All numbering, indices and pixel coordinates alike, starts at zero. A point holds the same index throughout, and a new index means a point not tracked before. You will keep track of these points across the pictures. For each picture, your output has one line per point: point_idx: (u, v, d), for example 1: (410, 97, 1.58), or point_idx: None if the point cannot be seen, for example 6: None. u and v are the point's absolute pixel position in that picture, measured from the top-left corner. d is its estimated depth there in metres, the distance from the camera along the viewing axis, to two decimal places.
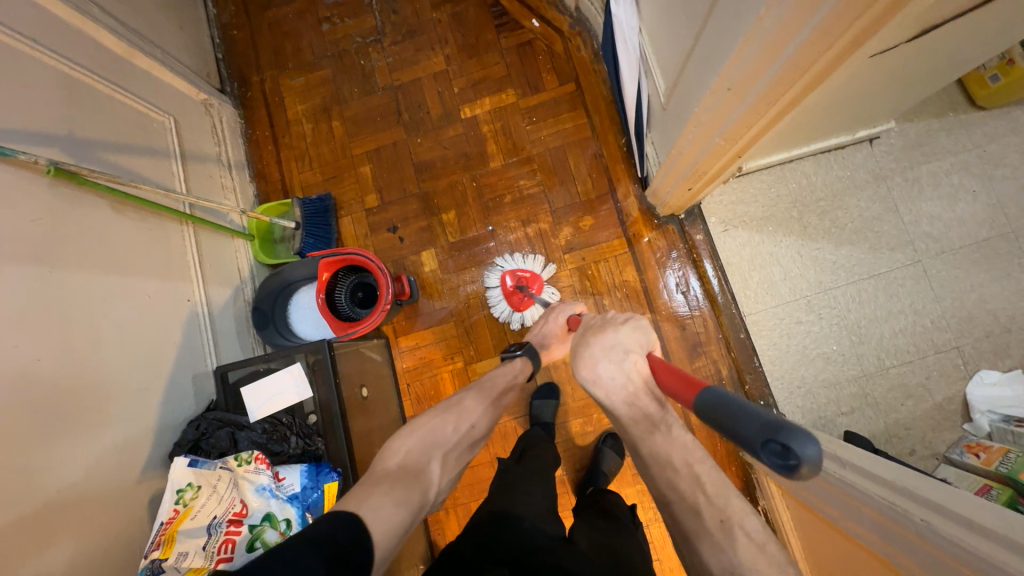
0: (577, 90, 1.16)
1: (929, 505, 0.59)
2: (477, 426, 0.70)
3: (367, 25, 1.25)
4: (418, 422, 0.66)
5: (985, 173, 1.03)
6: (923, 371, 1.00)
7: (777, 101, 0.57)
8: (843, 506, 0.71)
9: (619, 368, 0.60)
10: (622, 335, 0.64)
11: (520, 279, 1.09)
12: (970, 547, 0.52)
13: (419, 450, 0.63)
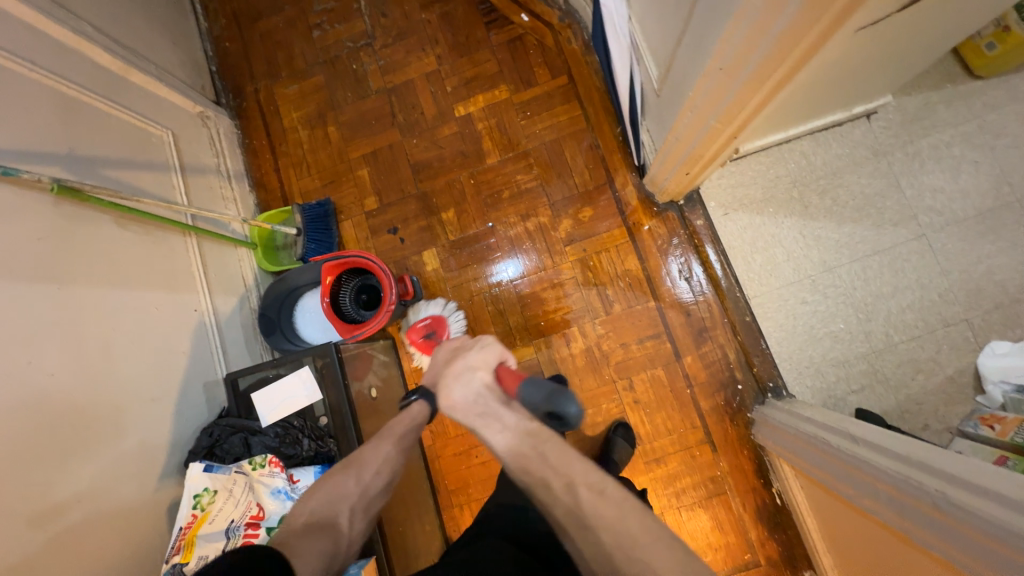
0: (569, 82, 1.16)
1: (943, 477, 0.59)
2: (382, 473, 0.67)
3: (357, 30, 1.26)
4: (315, 486, 0.65)
5: (987, 144, 1.02)
6: (933, 346, 1.00)
7: (769, 80, 0.57)
8: (857, 483, 0.71)
9: (466, 387, 0.62)
10: (471, 354, 0.66)
11: (426, 325, 1.10)
12: (980, 512, 0.52)
13: (324, 507, 0.62)
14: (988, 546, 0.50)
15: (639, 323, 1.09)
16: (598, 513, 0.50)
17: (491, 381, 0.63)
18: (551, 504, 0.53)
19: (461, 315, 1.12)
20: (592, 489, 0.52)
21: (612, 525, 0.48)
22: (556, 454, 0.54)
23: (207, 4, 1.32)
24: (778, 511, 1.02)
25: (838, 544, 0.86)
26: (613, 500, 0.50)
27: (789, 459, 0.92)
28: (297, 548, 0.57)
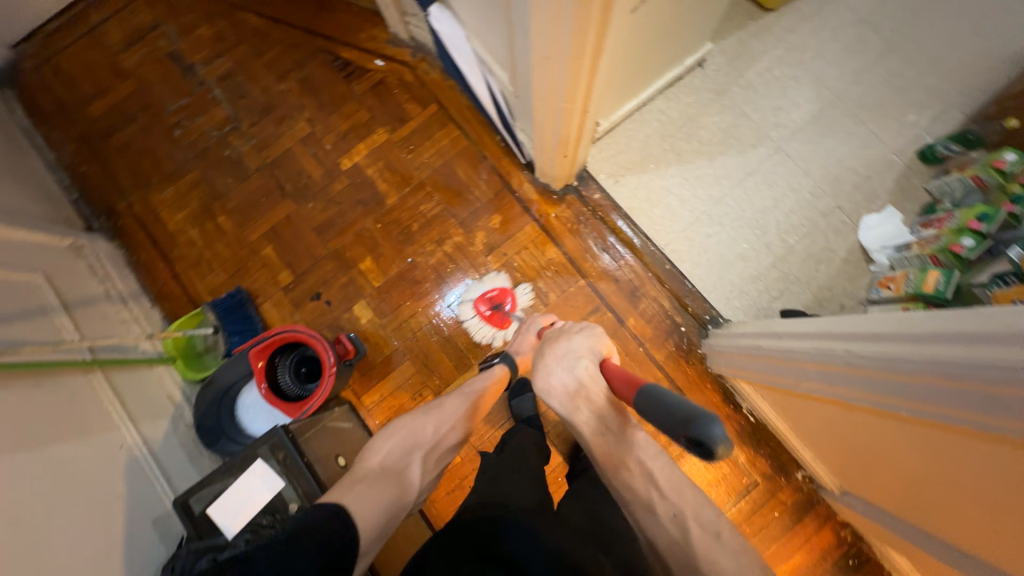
0: (440, 108, 1.22)
1: (845, 338, 0.68)
2: (453, 428, 0.82)
3: (219, 117, 1.25)
4: (394, 427, 0.78)
5: (799, 61, 1.19)
6: (822, 236, 1.12)
7: (585, 55, 0.64)
8: (791, 371, 0.80)
9: (571, 370, 0.75)
10: (578, 345, 0.79)
11: (491, 300, 1.13)
12: (882, 354, 0.60)
13: (398, 450, 0.75)
14: (904, 379, 0.58)
15: (577, 303, 1.13)
16: (710, 557, 0.56)
17: (594, 369, 0.74)
18: (650, 529, 0.62)
19: (527, 288, 1.14)
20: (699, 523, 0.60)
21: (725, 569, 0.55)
22: (663, 471, 0.64)
23: (50, 135, 1.25)
24: (755, 428, 1.09)
25: (811, 433, 0.94)
26: (715, 538, 0.58)
27: (738, 377, 1.01)
28: (372, 484, 0.68)
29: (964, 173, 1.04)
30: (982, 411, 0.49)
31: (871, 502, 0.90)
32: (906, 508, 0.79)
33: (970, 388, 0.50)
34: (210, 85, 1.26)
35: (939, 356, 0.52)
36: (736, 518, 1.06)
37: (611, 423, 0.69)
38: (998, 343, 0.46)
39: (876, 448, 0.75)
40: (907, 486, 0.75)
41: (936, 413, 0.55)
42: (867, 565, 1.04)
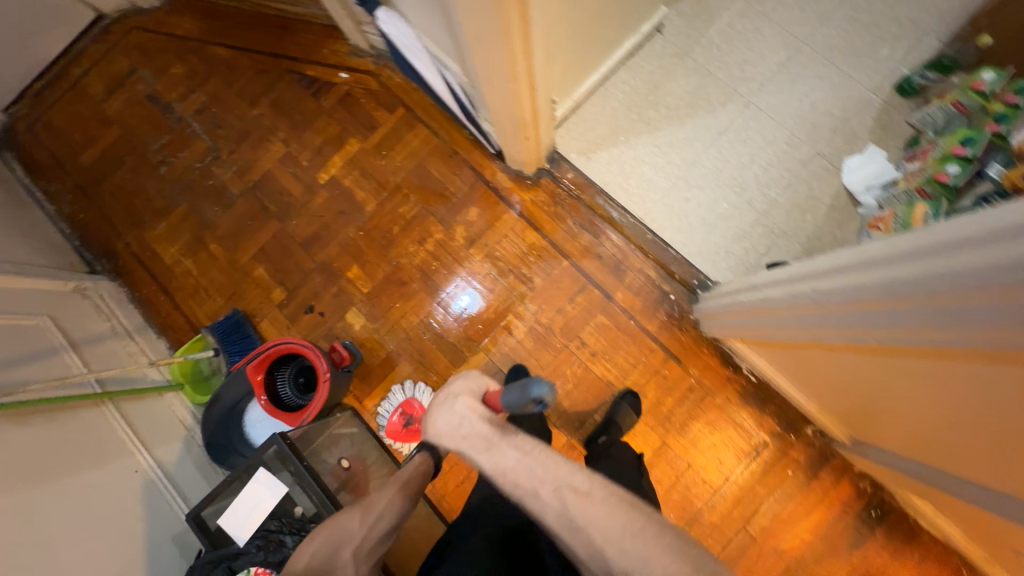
0: (407, 111, 1.24)
1: (813, 276, 0.67)
2: (386, 515, 0.67)
3: (200, 150, 1.29)
4: (317, 529, 0.66)
5: (760, 12, 1.17)
6: (804, 185, 1.10)
7: (515, 32, 0.63)
8: (774, 321, 0.79)
9: (448, 414, 0.61)
10: (451, 386, 0.65)
11: (402, 413, 1.12)
12: (849, 285, 0.60)
13: (323, 553, 0.61)
14: (871, 309, 0.58)
15: (563, 285, 1.14)
16: (584, 512, 0.52)
17: (474, 400, 0.63)
18: (540, 512, 0.54)
19: (427, 389, 1.13)
20: (579, 490, 0.54)
21: (598, 521, 0.52)
22: (540, 463, 0.56)
23: (48, 188, 1.32)
24: (757, 388, 1.07)
25: (818, 387, 0.91)
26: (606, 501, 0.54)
27: (731, 337, 1.00)
28: None
29: (944, 100, 1.01)
30: (958, 326, 0.47)
31: (891, 450, 0.86)
32: (928, 452, 0.75)
33: (940, 303, 0.48)
34: (189, 121, 1.31)
35: (897, 277, 0.52)
36: (747, 479, 1.04)
37: (495, 441, 0.58)
38: (961, 250, 0.44)
39: (879, 389, 0.72)
40: (921, 425, 0.71)
41: (918, 337, 0.53)
42: (892, 514, 1.00)
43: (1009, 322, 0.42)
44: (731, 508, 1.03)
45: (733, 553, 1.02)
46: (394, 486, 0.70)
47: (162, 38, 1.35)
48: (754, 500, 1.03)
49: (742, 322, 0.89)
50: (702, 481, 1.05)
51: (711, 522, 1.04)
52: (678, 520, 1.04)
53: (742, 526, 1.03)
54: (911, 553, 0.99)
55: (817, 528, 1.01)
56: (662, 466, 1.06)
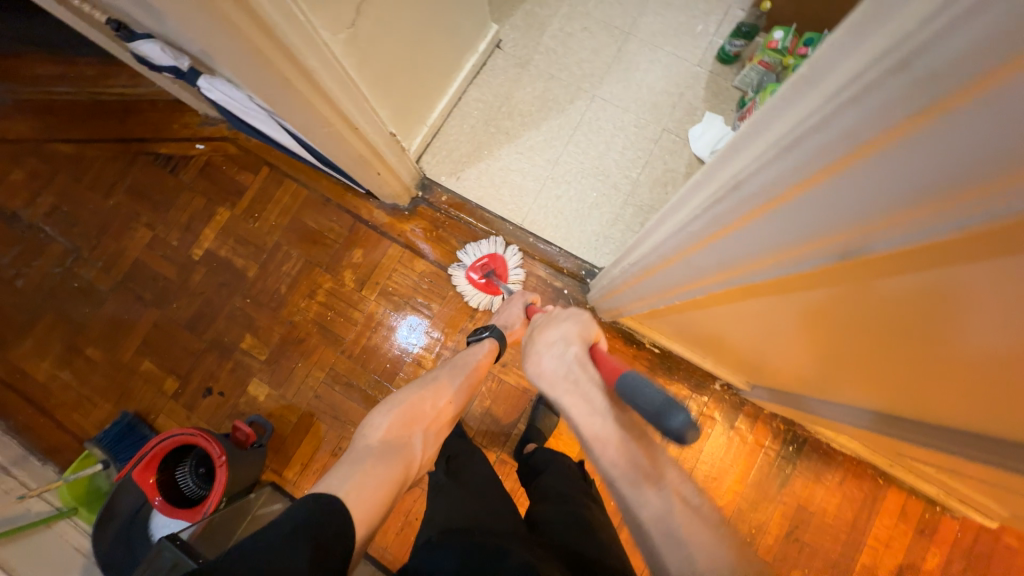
0: (272, 168, 1.22)
1: (680, 205, 0.46)
2: (451, 402, 0.82)
3: (58, 253, 1.21)
4: (393, 400, 0.78)
5: (584, 13, 1.25)
6: (660, 161, 1.17)
7: (300, 87, 0.67)
8: (663, 280, 0.57)
9: (557, 357, 0.65)
10: (562, 328, 0.69)
11: (484, 267, 1.11)
12: (718, 199, 0.39)
13: (400, 424, 0.75)
14: (765, 220, 0.35)
15: (462, 303, 1.14)
16: (691, 529, 0.49)
17: (585, 355, 0.65)
18: (638, 505, 0.52)
19: (516, 251, 1.12)
20: (686, 502, 0.52)
21: (705, 544, 0.48)
22: (649, 453, 0.55)
23: None
24: (663, 358, 1.10)
25: (766, 339, 0.69)
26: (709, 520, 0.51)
27: (636, 308, 0.77)
28: (376, 461, 0.69)
29: (754, 61, 1.11)
30: (889, 199, 0.26)
31: (857, 395, 0.70)
32: (918, 392, 0.54)
33: (785, 201, 0.32)
34: (39, 226, 1.23)
35: (781, 149, 0.30)
36: (672, 447, 1.07)
37: (599, 406, 0.58)
38: (836, 64, 0.25)
39: (840, 312, 0.45)
40: (915, 356, 0.44)
41: (852, 237, 0.31)
42: (807, 446, 1.05)
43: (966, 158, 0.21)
44: None
45: None
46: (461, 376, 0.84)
47: None
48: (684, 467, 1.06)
49: (638, 289, 0.68)
50: None
51: None
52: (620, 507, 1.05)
53: None
54: (833, 476, 1.03)
55: (747, 478, 1.05)
56: None
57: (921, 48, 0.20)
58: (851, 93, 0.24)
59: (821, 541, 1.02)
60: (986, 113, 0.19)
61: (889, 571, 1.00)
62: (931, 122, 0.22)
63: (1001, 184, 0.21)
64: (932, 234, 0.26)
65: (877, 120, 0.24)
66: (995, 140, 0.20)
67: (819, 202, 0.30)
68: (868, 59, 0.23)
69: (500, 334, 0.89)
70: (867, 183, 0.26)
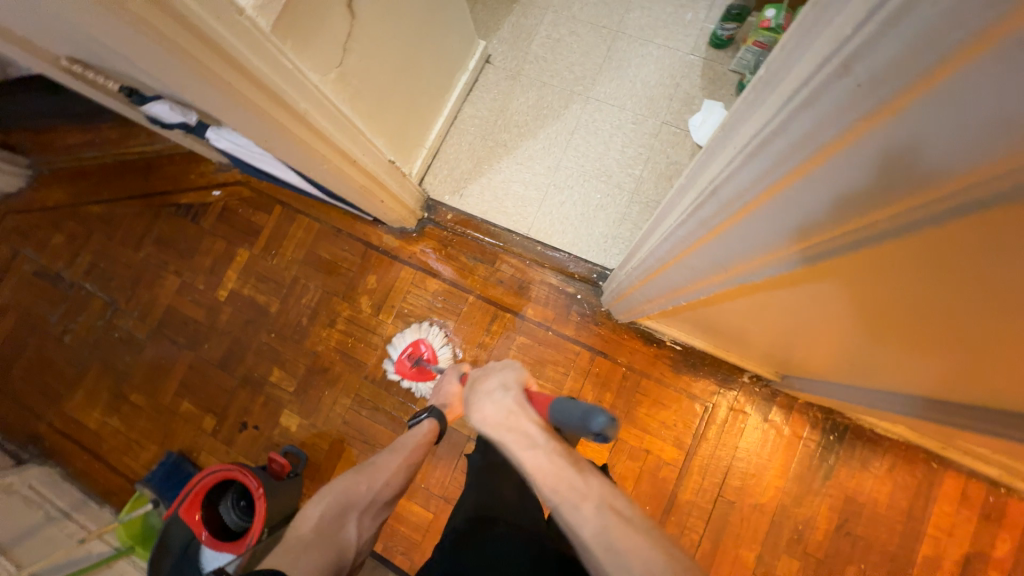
0: (283, 206, 1.27)
1: (672, 208, 0.47)
2: (391, 482, 0.81)
3: (99, 307, 1.30)
4: (327, 489, 0.78)
5: (571, 16, 1.25)
6: (662, 154, 1.15)
7: (293, 129, 0.69)
8: (663, 284, 0.57)
9: (497, 404, 0.68)
10: (500, 377, 0.73)
11: (412, 357, 1.13)
12: (699, 205, 0.39)
13: (332, 514, 0.74)
14: (741, 226, 0.35)
15: (476, 318, 1.15)
16: (625, 538, 0.51)
17: (521, 397, 0.68)
18: (577, 526, 0.54)
19: (439, 330, 1.15)
20: (621, 515, 0.54)
21: (638, 551, 0.50)
22: (581, 476, 0.58)
23: None
24: (685, 355, 1.07)
25: (783, 329, 0.67)
26: (641, 527, 0.53)
27: (644, 310, 0.77)
28: (306, 552, 0.67)
29: (749, 41, 1.07)
30: (851, 202, 0.26)
31: (889, 379, 0.66)
32: (947, 374, 0.51)
33: (761, 204, 0.32)
34: (80, 284, 1.32)
35: (749, 154, 0.31)
36: (705, 446, 1.04)
37: (541, 441, 0.62)
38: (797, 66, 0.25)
39: (871, 296, 0.39)
40: (970, 338, 0.36)
41: (825, 241, 0.30)
42: (849, 434, 1.00)
43: (917, 156, 0.21)
44: (701, 479, 1.02)
45: (717, 524, 1.00)
46: (401, 453, 0.83)
47: (34, 215, 1.36)
48: (719, 464, 1.02)
49: (644, 294, 0.67)
50: (665, 464, 1.04)
51: (686, 501, 1.02)
52: (655, 510, 1.02)
53: (718, 493, 1.01)
54: (881, 463, 0.98)
55: (787, 472, 1.00)
56: (624, 462, 1.04)
57: (862, 54, 0.20)
58: (806, 96, 0.24)
59: (875, 533, 0.96)
60: (930, 114, 0.19)
61: (955, 560, 0.93)
62: (884, 122, 0.21)
63: (955, 184, 0.20)
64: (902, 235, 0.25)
65: (831, 125, 0.23)
66: (941, 139, 0.19)
67: (790, 206, 0.30)
68: (823, 59, 0.23)
69: (438, 411, 0.90)
70: (830, 185, 0.26)
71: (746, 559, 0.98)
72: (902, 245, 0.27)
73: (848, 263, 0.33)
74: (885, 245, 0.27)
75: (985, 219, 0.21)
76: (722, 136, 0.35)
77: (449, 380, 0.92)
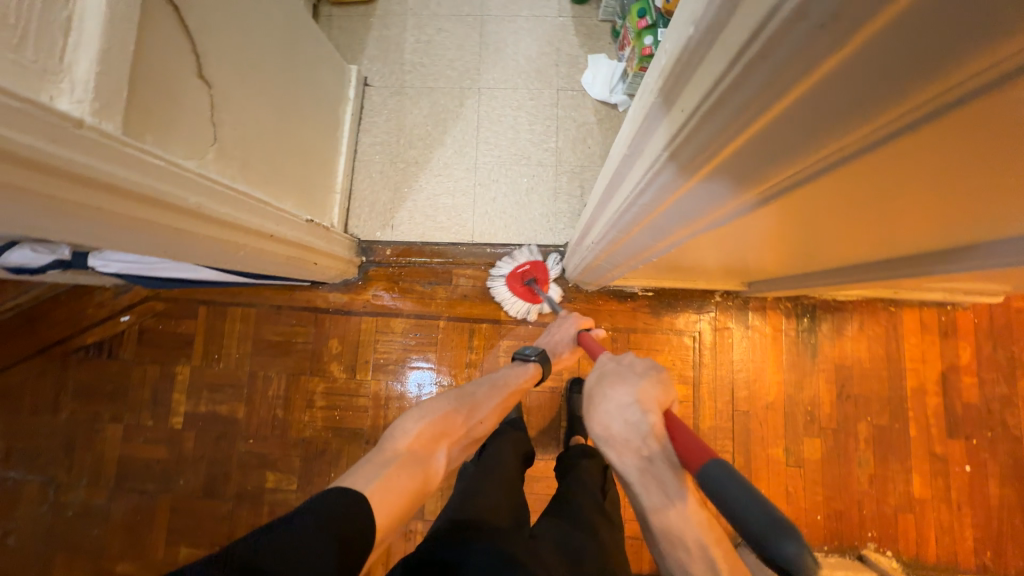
0: (208, 304, 1.15)
1: (619, 181, 0.47)
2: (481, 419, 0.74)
3: (36, 491, 1.12)
4: (427, 407, 0.69)
5: (431, 15, 1.21)
6: (569, 120, 1.16)
7: (194, 229, 0.62)
8: (631, 250, 0.58)
9: (630, 426, 0.55)
10: (636, 387, 0.58)
11: (527, 274, 1.07)
12: (649, 176, 0.39)
13: (430, 436, 0.65)
14: (696, 188, 0.36)
15: (455, 340, 1.12)
16: None
17: (661, 422, 0.54)
18: None
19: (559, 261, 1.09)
20: None
21: None
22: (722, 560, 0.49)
23: None
24: (659, 297, 1.11)
25: (740, 247, 0.71)
26: None
27: (615, 276, 0.78)
28: (400, 469, 0.59)
29: None
30: (796, 153, 0.27)
31: (839, 258, 0.73)
32: (888, 240, 0.57)
33: (711, 168, 0.32)
34: (2, 476, 1.13)
35: (689, 126, 0.31)
36: (706, 371, 1.09)
37: (677, 497, 0.51)
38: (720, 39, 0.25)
39: (837, 204, 0.40)
40: (909, 211, 0.40)
41: (779, 183, 0.31)
42: (819, 310, 1.08)
43: (856, 101, 0.21)
44: (714, 402, 1.07)
45: (741, 436, 1.06)
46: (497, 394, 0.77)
47: None
48: (724, 383, 1.08)
49: (612, 262, 0.68)
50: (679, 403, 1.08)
51: (710, 427, 1.07)
52: None
53: (732, 409, 1.07)
54: (852, 325, 1.07)
55: (782, 365, 1.08)
56: None
57: (789, 28, 0.20)
58: (741, 68, 0.24)
59: (869, 386, 1.06)
60: (858, 67, 0.20)
61: (935, 382, 1.05)
62: (817, 82, 0.21)
63: (889, 117, 0.22)
64: (854, 160, 0.27)
65: (767, 95, 0.23)
66: (880, 82, 0.20)
67: (741, 166, 0.30)
68: (745, 32, 0.23)
69: (545, 357, 0.86)
70: (775, 144, 0.27)
71: (778, 455, 1.05)
72: (864, 161, 0.28)
73: (821, 186, 0.34)
74: (841, 170, 0.29)
75: (938, 127, 0.22)
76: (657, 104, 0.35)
77: (565, 326, 0.91)
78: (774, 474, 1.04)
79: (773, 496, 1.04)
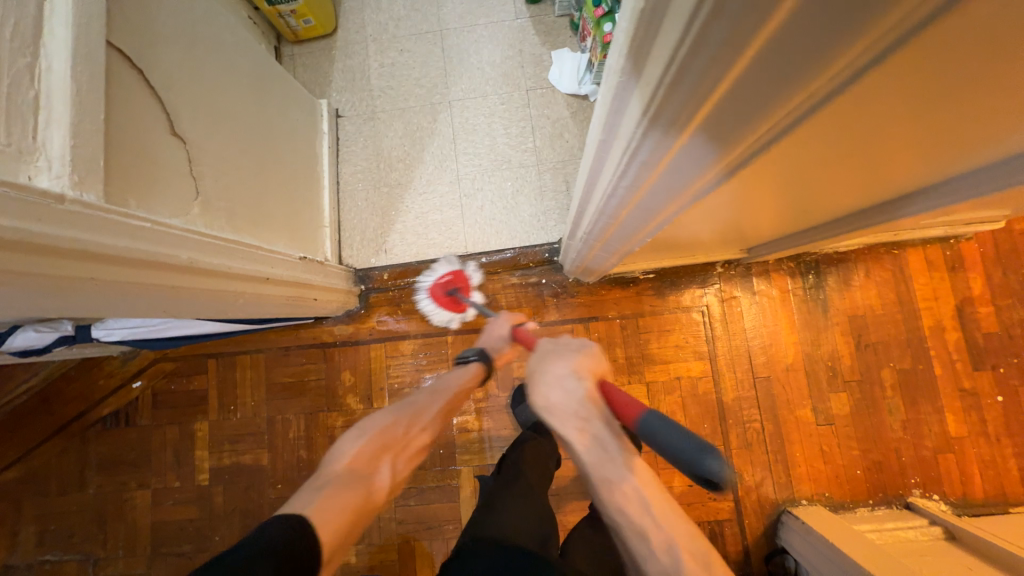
0: (215, 358, 1.15)
1: (597, 168, 0.47)
2: (427, 427, 0.73)
3: (75, 570, 1.11)
4: (365, 425, 0.67)
5: (391, 37, 1.22)
6: (543, 118, 1.17)
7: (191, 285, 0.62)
8: (619, 233, 0.58)
9: (568, 393, 0.53)
10: (572, 357, 0.58)
11: (448, 283, 1.10)
12: (624, 159, 0.39)
13: (370, 452, 0.63)
14: (672, 165, 0.36)
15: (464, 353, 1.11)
16: None
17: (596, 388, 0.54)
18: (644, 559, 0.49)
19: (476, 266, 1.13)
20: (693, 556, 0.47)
21: None
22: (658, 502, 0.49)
23: None
24: (661, 278, 1.10)
25: (729, 216, 0.71)
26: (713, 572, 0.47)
27: (612, 262, 0.78)
28: (340, 486, 0.56)
29: None
30: (760, 116, 0.27)
31: (831, 210, 0.72)
32: (873, 187, 0.57)
33: (680, 145, 0.32)
34: (40, 559, 1.13)
35: (648, 112, 0.31)
36: (721, 343, 1.08)
37: (617, 452, 0.51)
38: (661, 22, 0.25)
39: (811, 162, 0.40)
40: (884, 157, 0.40)
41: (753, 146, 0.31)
42: (823, 265, 1.07)
43: (805, 57, 0.21)
44: (733, 372, 1.06)
45: (767, 403, 1.05)
46: (440, 401, 0.77)
47: None
48: (740, 352, 1.07)
49: (607, 248, 0.68)
50: (698, 379, 1.07)
51: (733, 398, 1.06)
52: (713, 424, 1.05)
53: (753, 377, 1.06)
54: (858, 274, 1.06)
55: (794, 325, 1.07)
56: (666, 399, 1.07)
57: (719, 11, 0.20)
58: (686, 51, 0.24)
59: (886, 333, 1.04)
60: (792, 33, 0.20)
61: (951, 318, 1.04)
62: (761, 52, 0.22)
63: (840, 70, 0.22)
64: (821, 111, 0.27)
65: (714, 70, 0.24)
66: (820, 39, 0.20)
67: (705, 140, 0.31)
68: (681, 18, 0.23)
69: (485, 355, 0.86)
70: (735, 113, 0.27)
71: (806, 416, 1.04)
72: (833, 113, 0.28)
73: (784, 149, 0.34)
74: (813, 122, 0.29)
75: (889, 70, 0.22)
76: (618, 93, 0.34)
77: (496, 325, 0.90)
78: (806, 436, 1.03)
79: (809, 458, 1.02)
